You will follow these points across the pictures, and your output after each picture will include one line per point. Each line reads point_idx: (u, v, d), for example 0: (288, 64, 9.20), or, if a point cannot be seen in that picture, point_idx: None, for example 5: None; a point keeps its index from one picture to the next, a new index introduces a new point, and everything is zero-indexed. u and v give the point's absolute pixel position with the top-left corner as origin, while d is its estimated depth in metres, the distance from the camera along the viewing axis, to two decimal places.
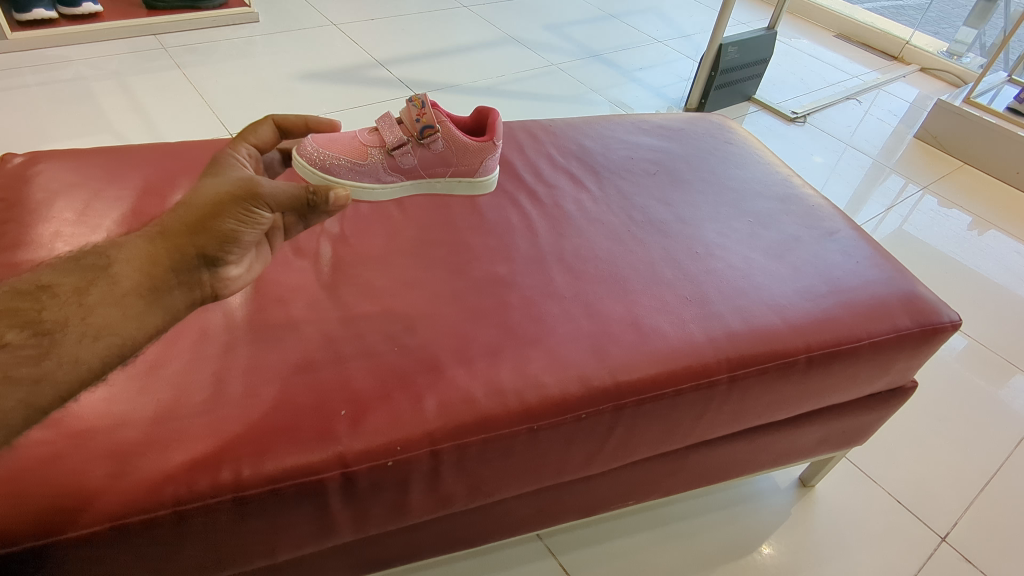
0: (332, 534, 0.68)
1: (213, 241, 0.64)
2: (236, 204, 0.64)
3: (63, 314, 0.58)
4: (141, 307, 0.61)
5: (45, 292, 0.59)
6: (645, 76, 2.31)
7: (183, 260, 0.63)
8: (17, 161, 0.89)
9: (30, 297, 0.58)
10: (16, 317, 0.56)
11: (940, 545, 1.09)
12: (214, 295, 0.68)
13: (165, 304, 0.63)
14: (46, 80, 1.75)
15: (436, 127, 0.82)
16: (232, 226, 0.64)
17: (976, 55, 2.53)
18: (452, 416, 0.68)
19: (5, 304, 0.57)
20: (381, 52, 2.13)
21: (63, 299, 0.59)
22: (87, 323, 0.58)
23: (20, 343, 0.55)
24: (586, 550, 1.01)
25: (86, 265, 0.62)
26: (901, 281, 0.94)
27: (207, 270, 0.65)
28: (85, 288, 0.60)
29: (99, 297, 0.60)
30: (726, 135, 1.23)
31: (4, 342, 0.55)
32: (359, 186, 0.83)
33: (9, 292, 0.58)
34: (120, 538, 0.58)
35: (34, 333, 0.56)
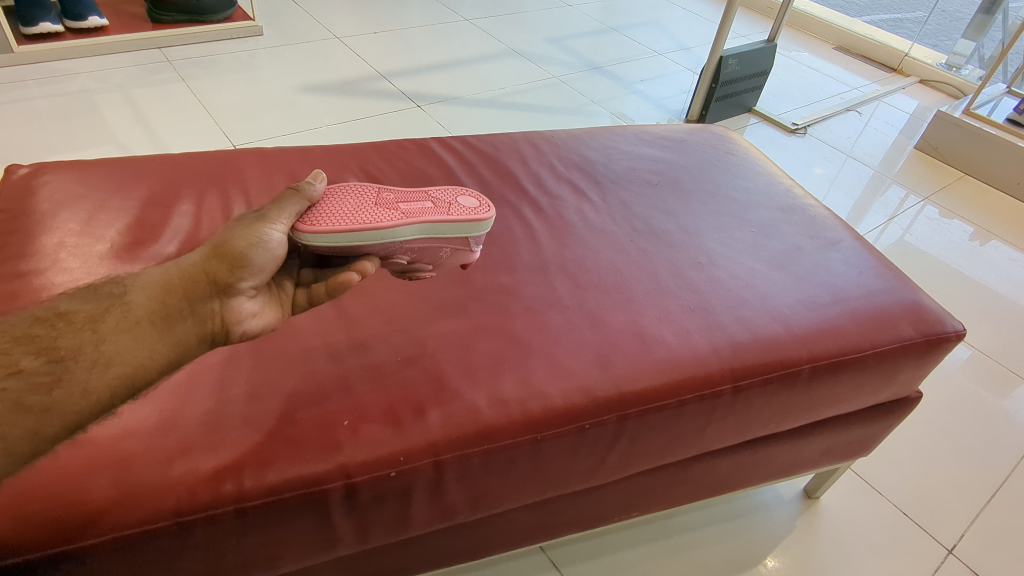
0: (334, 546, 0.68)
1: (224, 265, 0.64)
2: (250, 227, 0.66)
3: (77, 340, 0.60)
4: (152, 334, 0.62)
5: (62, 319, 0.62)
6: (645, 89, 2.32)
7: (195, 286, 0.64)
8: (22, 172, 0.89)
9: (48, 324, 0.62)
10: (32, 343, 0.59)
11: (947, 558, 1.08)
12: (227, 330, 0.66)
13: (175, 333, 0.63)
14: (52, 93, 1.76)
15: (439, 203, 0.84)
16: (242, 248, 0.65)
17: (975, 67, 2.55)
18: (456, 426, 0.68)
19: (23, 329, 0.61)
20: (384, 64, 2.15)
21: (79, 326, 0.61)
22: (99, 350, 0.60)
23: (33, 369, 0.58)
24: (589, 562, 1.00)
25: (104, 294, 0.65)
26: (904, 290, 0.94)
27: (218, 299, 0.65)
28: (101, 315, 0.62)
29: (113, 324, 0.62)
30: (727, 146, 1.23)
31: (18, 369, 0.57)
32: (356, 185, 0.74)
33: (29, 319, 0.62)
34: (122, 549, 0.57)
35: (47, 359, 0.59)
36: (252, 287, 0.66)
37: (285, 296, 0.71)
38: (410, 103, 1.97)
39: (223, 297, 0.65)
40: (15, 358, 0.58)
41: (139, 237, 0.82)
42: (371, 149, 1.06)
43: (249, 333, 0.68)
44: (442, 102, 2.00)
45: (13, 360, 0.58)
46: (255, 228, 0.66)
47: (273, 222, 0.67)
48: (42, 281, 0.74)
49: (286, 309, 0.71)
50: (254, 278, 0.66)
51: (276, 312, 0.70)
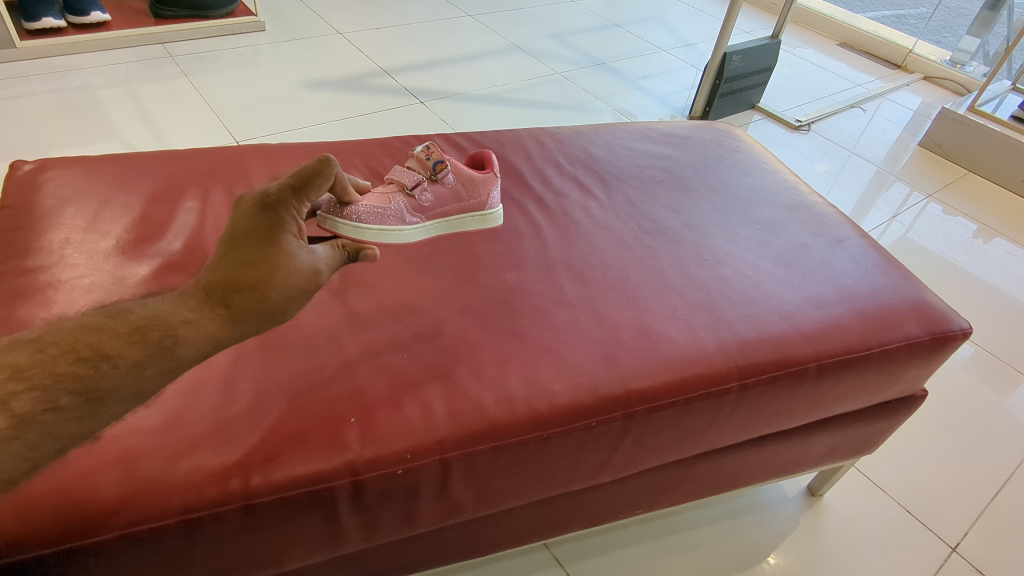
0: (340, 543, 0.68)
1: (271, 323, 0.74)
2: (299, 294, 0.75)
3: (119, 384, 0.62)
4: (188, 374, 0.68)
5: (106, 361, 0.61)
6: (648, 85, 2.32)
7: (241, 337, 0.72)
8: (26, 168, 0.89)
9: (89, 362, 0.60)
10: (73, 381, 0.59)
11: (950, 556, 1.07)
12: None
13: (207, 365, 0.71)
14: (55, 88, 1.76)
15: (445, 163, 0.91)
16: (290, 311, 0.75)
17: (979, 63, 2.54)
18: (462, 424, 0.68)
19: (64, 366, 0.59)
20: (387, 60, 2.14)
21: (124, 370, 0.62)
22: (136, 393, 0.63)
23: (71, 407, 0.59)
24: (593, 559, 1.00)
25: (152, 340, 0.65)
26: (911, 288, 0.94)
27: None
28: (145, 362, 0.64)
29: (155, 371, 0.64)
30: (733, 143, 1.23)
31: (58, 405, 0.58)
32: (389, 230, 0.86)
33: (72, 354, 0.60)
34: (130, 546, 0.57)
35: (87, 399, 0.60)
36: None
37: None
38: (413, 99, 1.96)
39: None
40: (55, 394, 0.58)
41: (145, 233, 0.82)
42: (376, 145, 1.05)
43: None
44: (446, 99, 2.00)
45: (53, 396, 0.57)
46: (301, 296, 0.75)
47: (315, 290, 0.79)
48: (48, 277, 0.74)
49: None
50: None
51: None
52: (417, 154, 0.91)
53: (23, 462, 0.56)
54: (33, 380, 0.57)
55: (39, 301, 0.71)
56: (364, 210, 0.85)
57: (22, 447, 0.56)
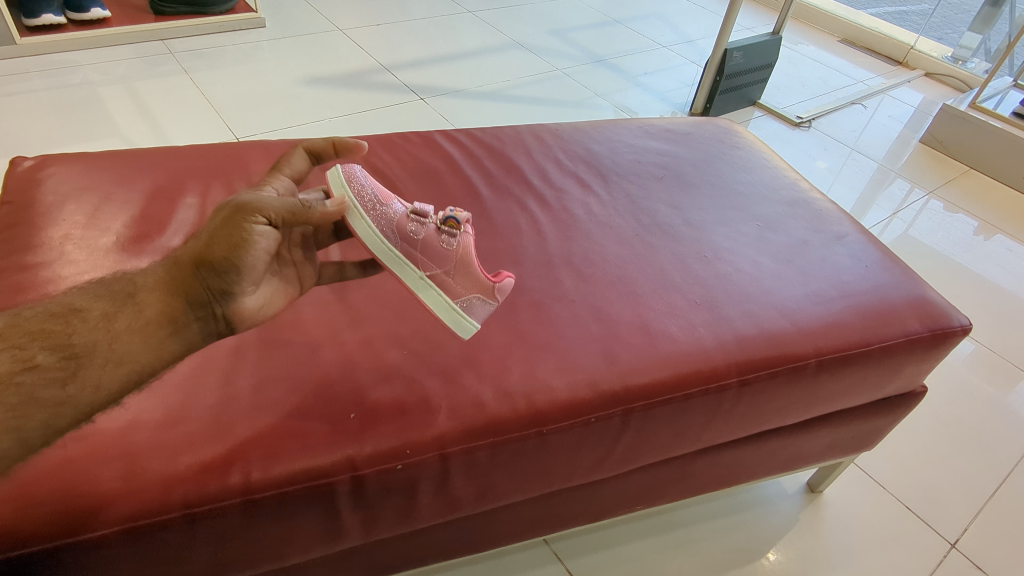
0: (340, 538, 0.68)
1: (213, 274, 0.67)
2: (230, 235, 0.68)
3: (93, 337, 0.63)
4: (160, 335, 0.66)
5: (76, 315, 0.64)
6: (649, 81, 2.31)
7: (192, 292, 0.67)
8: (27, 164, 0.89)
9: (63, 320, 0.64)
10: (48, 339, 0.61)
11: (949, 552, 1.08)
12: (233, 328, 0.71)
13: (182, 336, 0.67)
14: (55, 84, 1.76)
15: (456, 230, 0.78)
16: (224, 256, 0.67)
17: (981, 60, 2.52)
18: (461, 419, 0.68)
19: (40, 325, 0.63)
20: (387, 57, 2.14)
21: (93, 323, 0.64)
22: (113, 349, 0.63)
23: (48, 364, 0.59)
24: (593, 555, 1.00)
25: (115, 292, 0.68)
26: (911, 285, 0.94)
27: (218, 302, 0.68)
28: (113, 314, 0.65)
29: (125, 324, 0.64)
30: (732, 139, 1.23)
31: (34, 364, 0.59)
32: (350, 207, 0.78)
33: (45, 313, 0.64)
34: (131, 540, 0.58)
35: (62, 355, 0.60)
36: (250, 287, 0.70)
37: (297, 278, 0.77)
38: (413, 96, 1.96)
39: (224, 301, 0.69)
40: (31, 353, 0.59)
41: (144, 229, 0.82)
42: (376, 142, 1.06)
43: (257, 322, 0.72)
44: (446, 95, 1.99)
45: (29, 355, 0.59)
46: (231, 235, 0.68)
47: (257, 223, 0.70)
48: (49, 273, 0.74)
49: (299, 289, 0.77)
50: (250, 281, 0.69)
51: (280, 302, 0.75)
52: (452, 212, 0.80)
53: (12, 435, 0.56)
54: (10, 343, 0.60)
55: (40, 297, 0.71)
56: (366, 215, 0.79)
57: (4, 412, 0.56)
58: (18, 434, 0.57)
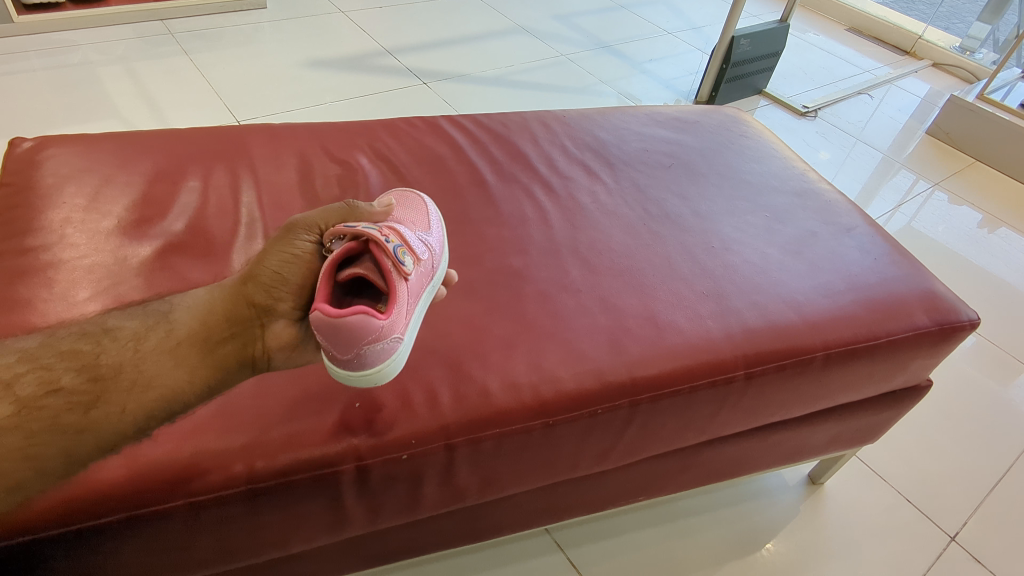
0: (345, 527, 0.68)
1: (260, 287, 0.66)
2: (283, 244, 0.68)
3: (119, 358, 0.61)
4: (192, 356, 0.63)
5: (108, 335, 0.63)
6: (654, 68, 2.29)
7: (236, 309, 0.66)
8: (26, 145, 0.87)
9: (93, 340, 0.62)
10: (75, 360, 0.60)
11: (949, 545, 1.08)
12: (269, 355, 0.66)
13: (216, 356, 0.64)
14: (54, 64, 1.74)
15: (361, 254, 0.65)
16: (275, 267, 0.66)
17: (989, 51, 2.51)
18: (467, 410, 0.68)
19: (69, 345, 0.61)
20: (390, 40, 2.11)
21: (122, 344, 0.62)
22: (140, 370, 0.61)
23: (73, 387, 0.58)
24: (594, 545, 1.00)
25: (150, 312, 0.66)
26: (919, 278, 0.93)
27: (258, 320, 0.66)
28: (145, 334, 0.64)
29: (155, 344, 0.63)
30: (741, 128, 1.21)
31: (58, 386, 0.58)
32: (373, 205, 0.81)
33: (77, 333, 0.63)
34: (134, 527, 0.57)
35: (89, 377, 0.59)
36: (292, 308, 0.66)
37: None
38: (416, 80, 1.94)
39: (263, 318, 0.66)
40: (56, 373, 0.58)
41: (146, 213, 0.81)
42: (381, 127, 1.04)
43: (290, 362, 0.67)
44: (449, 80, 1.97)
45: (55, 377, 0.58)
46: (285, 243, 0.68)
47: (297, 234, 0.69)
48: (49, 257, 0.73)
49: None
50: (295, 298, 0.66)
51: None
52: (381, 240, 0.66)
53: (25, 461, 0.54)
54: (38, 360, 0.59)
55: (40, 281, 0.70)
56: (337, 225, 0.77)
57: (23, 440, 0.54)
58: (34, 462, 0.54)
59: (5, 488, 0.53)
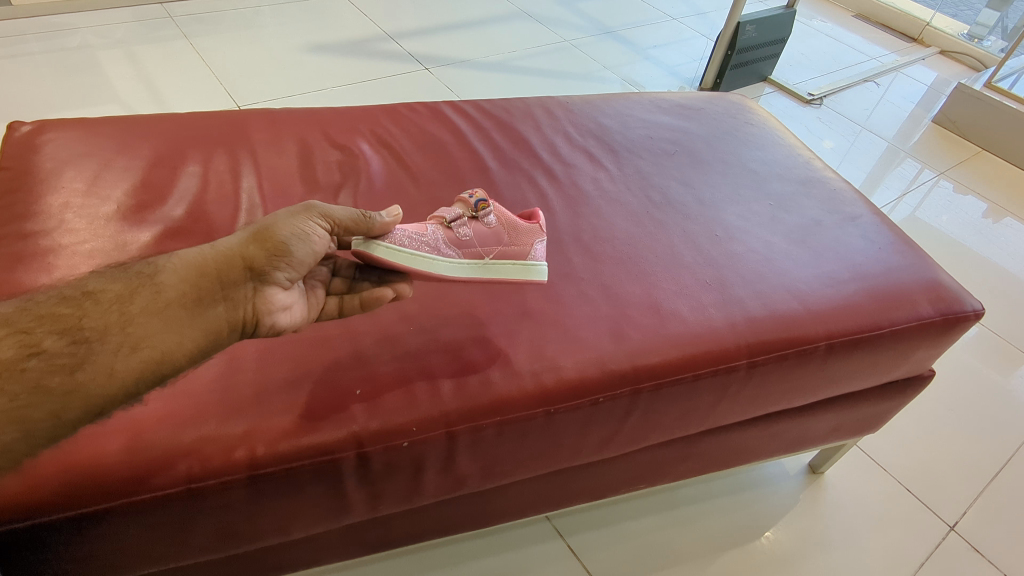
0: (345, 513, 0.68)
1: (263, 251, 0.62)
2: (296, 219, 0.66)
3: (104, 321, 0.57)
4: (183, 319, 0.59)
5: (88, 298, 0.59)
6: (659, 54, 2.27)
7: (231, 270, 0.62)
8: (24, 129, 0.87)
9: (74, 303, 0.58)
10: (56, 323, 0.56)
11: (949, 534, 1.08)
12: (257, 320, 0.63)
13: (205, 318, 0.60)
14: (53, 48, 1.72)
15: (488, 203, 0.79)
16: (285, 238, 0.63)
17: (997, 38, 2.46)
18: (469, 398, 0.67)
19: (49, 309, 0.57)
20: (391, 25, 2.08)
21: (106, 306, 0.58)
22: (127, 333, 0.57)
23: (57, 350, 0.55)
24: (594, 532, 1.00)
25: (133, 273, 0.62)
26: (924, 268, 0.92)
27: (253, 284, 0.62)
28: (129, 295, 0.59)
29: (141, 306, 0.58)
30: (745, 115, 1.20)
31: (41, 348, 0.54)
32: (424, 258, 0.73)
33: (56, 297, 0.59)
34: (135, 512, 0.57)
35: (72, 340, 0.56)
36: (287, 280, 0.64)
37: (316, 295, 0.69)
38: (418, 66, 1.92)
39: (257, 283, 0.62)
40: (38, 337, 0.55)
41: (146, 199, 0.80)
42: (382, 113, 1.03)
43: (278, 326, 0.65)
44: (451, 65, 1.95)
45: (36, 340, 0.55)
46: (298, 220, 0.66)
47: (314, 218, 0.67)
48: (49, 242, 0.72)
49: (314, 312, 0.69)
50: (292, 272, 0.64)
51: (304, 314, 0.68)
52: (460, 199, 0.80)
53: (14, 424, 0.52)
54: (17, 325, 0.56)
55: (40, 266, 0.70)
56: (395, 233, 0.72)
57: (10, 403, 0.51)
58: (23, 426, 0.52)
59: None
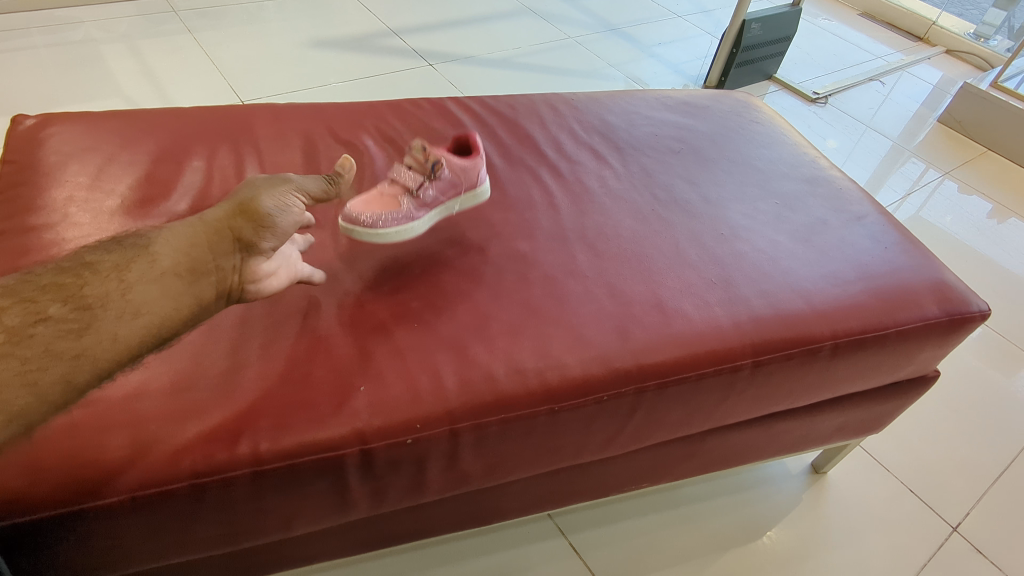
0: (348, 509, 0.68)
1: (251, 223, 0.67)
2: (278, 194, 0.71)
3: (105, 290, 0.59)
4: (178, 286, 0.63)
5: (88, 268, 0.61)
6: (663, 52, 2.26)
7: (220, 241, 0.66)
8: (28, 123, 0.86)
9: (73, 274, 0.60)
10: (58, 292, 0.58)
11: (951, 535, 1.08)
12: (243, 288, 0.68)
13: (199, 287, 0.64)
14: (56, 41, 1.72)
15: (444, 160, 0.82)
16: (271, 210, 0.68)
17: (1003, 38, 2.44)
18: (473, 394, 0.67)
19: (50, 279, 0.59)
20: (396, 20, 2.08)
21: (104, 276, 0.61)
22: (128, 299, 0.60)
23: (62, 317, 0.56)
24: (596, 530, 1.00)
25: (127, 245, 0.64)
26: (930, 268, 0.92)
27: (241, 255, 0.67)
28: (126, 265, 0.62)
29: (139, 275, 0.61)
30: (752, 114, 1.19)
31: (47, 316, 0.55)
32: (408, 230, 0.80)
33: (54, 268, 0.60)
34: (139, 508, 0.57)
35: (75, 307, 0.57)
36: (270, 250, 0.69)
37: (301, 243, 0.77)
38: (422, 62, 1.91)
39: (245, 254, 0.67)
40: (43, 306, 0.56)
41: (150, 193, 0.80)
42: (386, 108, 1.03)
43: (263, 292, 0.70)
44: (455, 62, 1.94)
45: (40, 307, 0.56)
46: (278, 193, 0.71)
47: (293, 194, 0.72)
48: (52, 236, 0.72)
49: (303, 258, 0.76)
50: (276, 243, 0.69)
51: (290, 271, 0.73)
52: (410, 154, 0.82)
53: (24, 387, 0.52)
54: (19, 294, 0.56)
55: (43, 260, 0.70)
56: (376, 220, 0.77)
57: (22, 367, 0.52)
58: (34, 390, 0.52)
59: (7, 418, 0.51)
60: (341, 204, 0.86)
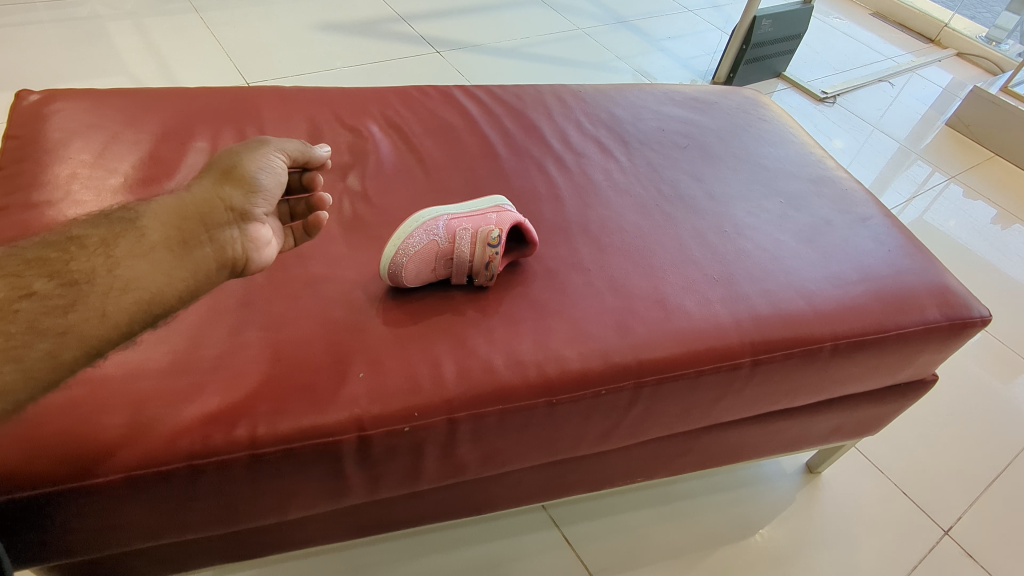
0: (344, 494, 0.68)
1: (238, 189, 0.67)
2: (257, 155, 0.71)
3: (92, 265, 0.59)
4: (170, 261, 0.62)
5: (74, 243, 0.60)
6: (672, 46, 2.24)
7: (213, 212, 0.65)
8: (32, 98, 0.86)
9: (60, 248, 0.59)
10: (45, 267, 0.57)
11: (942, 538, 1.08)
12: (247, 258, 0.68)
13: (194, 259, 0.63)
14: (63, 17, 1.71)
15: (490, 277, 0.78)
16: (254, 173, 0.69)
17: (1015, 42, 2.43)
18: (471, 384, 0.67)
19: (36, 253, 0.58)
20: (404, 6, 2.06)
21: (92, 251, 0.60)
22: (115, 275, 0.59)
23: (47, 292, 0.56)
24: (589, 523, 1.01)
25: (114, 220, 0.63)
26: (933, 273, 0.91)
27: (237, 226, 0.67)
28: (113, 240, 0.61)
29: (127, 250, 0.61)
30: (760, 111, 1.19)
31: (32, 291, 0.55)
32: None
33: (41, 243, 0.59)
34: (135, 487, 0.57)
35: (61, 283, 0.57)
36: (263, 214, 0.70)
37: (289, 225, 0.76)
38: (429, 49, 1.90)
39: (240, 224, 0.67)
40: (28, 281, 0.56)
41: (153, 172, 0.80)
42: (393, 94, 1.03)
43: (268, 260, 0.70)
44: (462, 50, 1.93)
45: (26, 283, 0.55)
46: (258, 154, 0.71)
47: (270, 155, 0.73)
48: (55, 213, 0.72)
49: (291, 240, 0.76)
50: (266, 206, 0.70)
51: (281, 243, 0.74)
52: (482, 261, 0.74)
53: (10, 364, 0.52)
54: (6, 270, 0.56)
55: None
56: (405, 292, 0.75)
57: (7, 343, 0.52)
58: (20, 366, 0.52)
59: None
60: (345, 189, 0.85)
